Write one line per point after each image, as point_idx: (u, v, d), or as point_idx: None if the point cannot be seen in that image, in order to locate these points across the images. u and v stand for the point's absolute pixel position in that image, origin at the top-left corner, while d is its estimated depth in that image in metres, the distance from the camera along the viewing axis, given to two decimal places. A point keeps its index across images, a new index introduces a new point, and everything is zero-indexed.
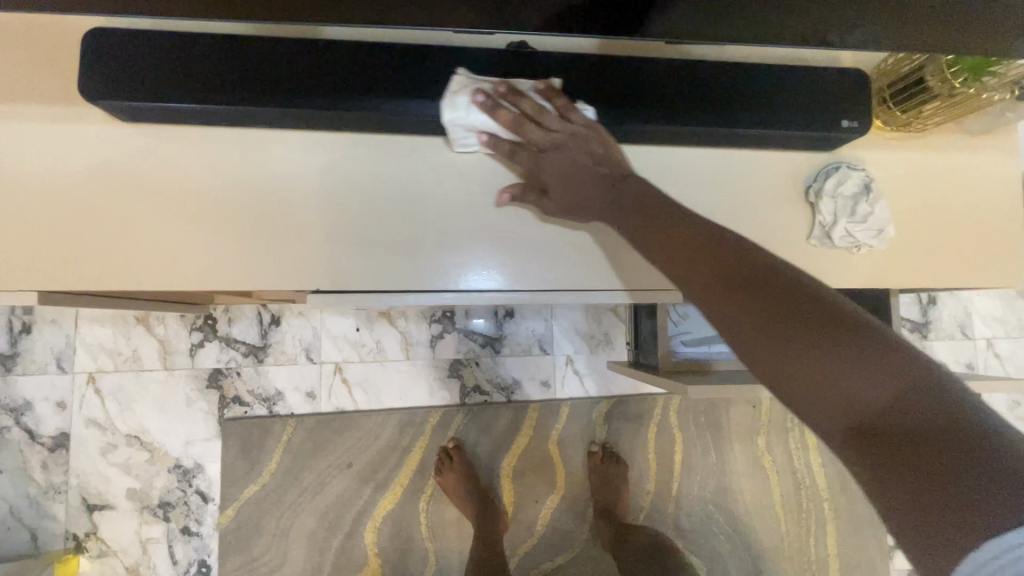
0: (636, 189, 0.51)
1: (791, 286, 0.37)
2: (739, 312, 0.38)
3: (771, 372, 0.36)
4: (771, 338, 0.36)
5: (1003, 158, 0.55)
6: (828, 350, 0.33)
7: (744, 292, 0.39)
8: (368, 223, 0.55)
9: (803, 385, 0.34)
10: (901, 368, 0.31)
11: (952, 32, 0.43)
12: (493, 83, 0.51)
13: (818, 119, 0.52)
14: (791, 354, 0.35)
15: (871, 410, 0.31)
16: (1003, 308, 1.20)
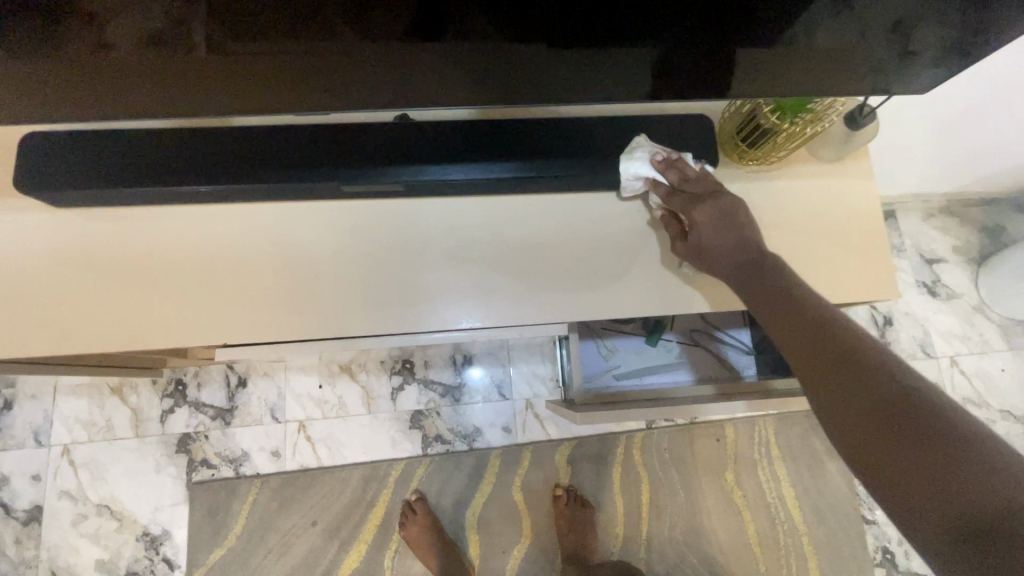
0: (751, 257, 0.55)
1: (859, 359, 0.41)
2: (825, 390, 0.42)
3: (845, 446, 0.39)
4: (848, 415, 0.39)
5: (857, 181, 0.60)
6: (892, 431, 0.36)
7: (831, 371, 0.42)
8: (281, 278, 0.60)
9: (868, 461, 0.36)
10: (944, 434, 0.34)
11: (762, 80, 0.51)
12: (381, 150, 0.58)
13: (670, 161, 0.57)
14: (859, 431, 0.37)
15: (927, 490, 0.32)
16: (961, 324, 1.21)
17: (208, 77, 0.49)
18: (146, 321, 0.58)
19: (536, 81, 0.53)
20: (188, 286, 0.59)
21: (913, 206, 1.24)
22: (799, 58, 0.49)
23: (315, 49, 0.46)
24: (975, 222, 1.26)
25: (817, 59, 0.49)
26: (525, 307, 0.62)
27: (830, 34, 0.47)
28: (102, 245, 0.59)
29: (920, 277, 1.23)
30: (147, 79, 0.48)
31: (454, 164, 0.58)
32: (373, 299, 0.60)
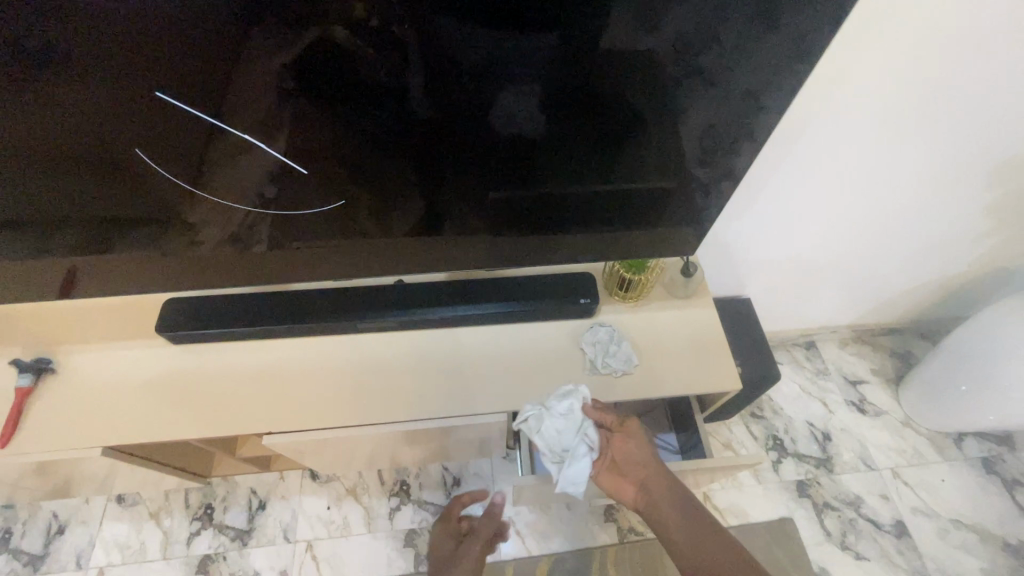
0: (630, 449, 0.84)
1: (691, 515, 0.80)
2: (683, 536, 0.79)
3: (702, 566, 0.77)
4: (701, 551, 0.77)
5: (702, 309, 0.90)
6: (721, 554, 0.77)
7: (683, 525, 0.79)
8: (314, 388, 0.87)
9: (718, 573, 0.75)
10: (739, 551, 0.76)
11: (613, 246, 0.86)
12: (384, 300, 0.89)
13: (572, 297, 0.86)
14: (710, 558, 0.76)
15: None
16: (894, 438, 1.37)
17: (302, 261, 0.85)
18: (223, 417, 0.84)
19: (478, 251, 0.87)
20: (254, 393, 0.86)
21: (828, 337, 1.51)
22: (644, 238, 0.85)
23: (369, 247, 0.84)
24: (886, 349, 1.50)
25: (654, 237, 0.86)
26: (485, 403, 0.85)
27: (658, 227, 0.84)
28: (200, 366, 0.88)
29: (847, 396, 1.43)
30: (272, 265, 0.85)
31: (439, 307, 0.87)
32: (377, 400, 0.86)
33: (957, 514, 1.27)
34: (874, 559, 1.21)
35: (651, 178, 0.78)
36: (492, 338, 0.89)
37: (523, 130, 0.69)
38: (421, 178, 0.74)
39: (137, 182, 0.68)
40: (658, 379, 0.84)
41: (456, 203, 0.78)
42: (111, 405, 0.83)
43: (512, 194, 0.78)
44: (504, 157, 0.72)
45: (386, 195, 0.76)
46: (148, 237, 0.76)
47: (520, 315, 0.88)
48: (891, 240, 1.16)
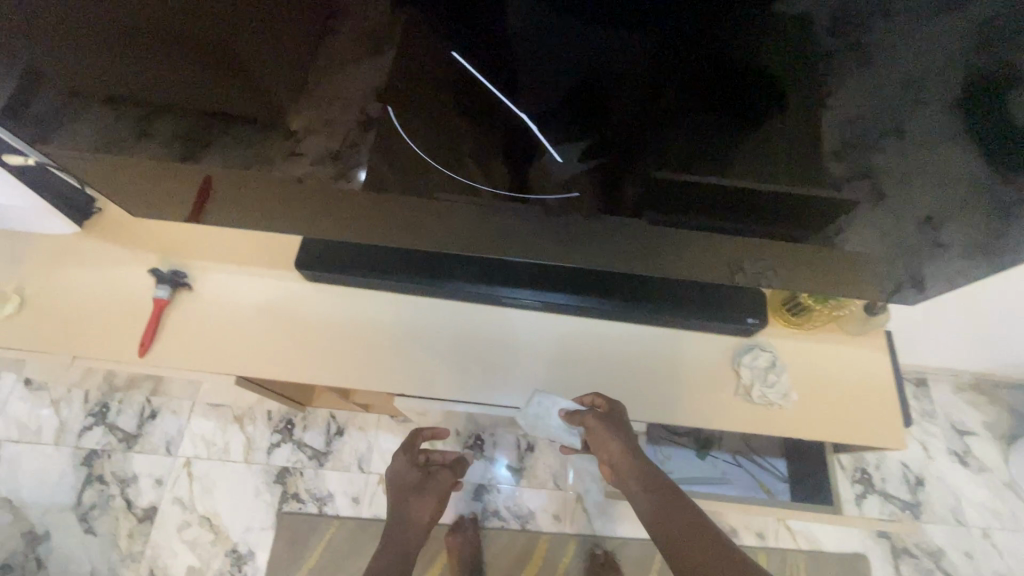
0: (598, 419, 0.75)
1: (658, 481, 0.72)
2: (651, 498, 0.71)
3: (661, 525, 0.68)
4: (667, 511, 0.68)
5: (878, 354, 0.81)
6: (682, 513, 0.68)
7: (652, 491, 0.71)
8: (436, 355, 0.82)
9: (680, 532, 0.66)
10: (694, 514, 0.67)
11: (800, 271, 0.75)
12: (527, 277, 0.82)
13: (735, 316, 0.78)
14: (676, 517, 0.67)
15: (701, 538, 0.64)
16: (992, 498, 1.29)
17: (417, 224, 0.72)
18: (325, 369, 0.80)
19: (652, 252, 0.72)
20: (348, 344, 0.82)
21: (943, 377, 1.40)
22: (814, 251, 0.68)
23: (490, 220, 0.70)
24: (1004, 403, 1.39)
25: (824, 259, 0.70)
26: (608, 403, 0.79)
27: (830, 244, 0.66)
28: (291, 315, 0.83)
29: (951, 445, 1.34)
30: (368, 221, 0.72)
31: (587, 297, 0.81)
32: (490, 382, 0.80)
33: None
34: None
35: (845, 188, 0.58)
36: (634, 337, 0.83)
37: (719, 99, 0.50)
38: (573, 138, 0.55)
39: (259, 75, 0.53)
40: (816, 421, 0.77)
41: (597, 181, 0.61)
42: (213, 358, 0.79)
43: (694, 184, 0.59)
44: (684, 131, 0.53)
45: (514, 156, 0.59)
46: (267, 154, 0.61)
47: (670, 320, 0.80)
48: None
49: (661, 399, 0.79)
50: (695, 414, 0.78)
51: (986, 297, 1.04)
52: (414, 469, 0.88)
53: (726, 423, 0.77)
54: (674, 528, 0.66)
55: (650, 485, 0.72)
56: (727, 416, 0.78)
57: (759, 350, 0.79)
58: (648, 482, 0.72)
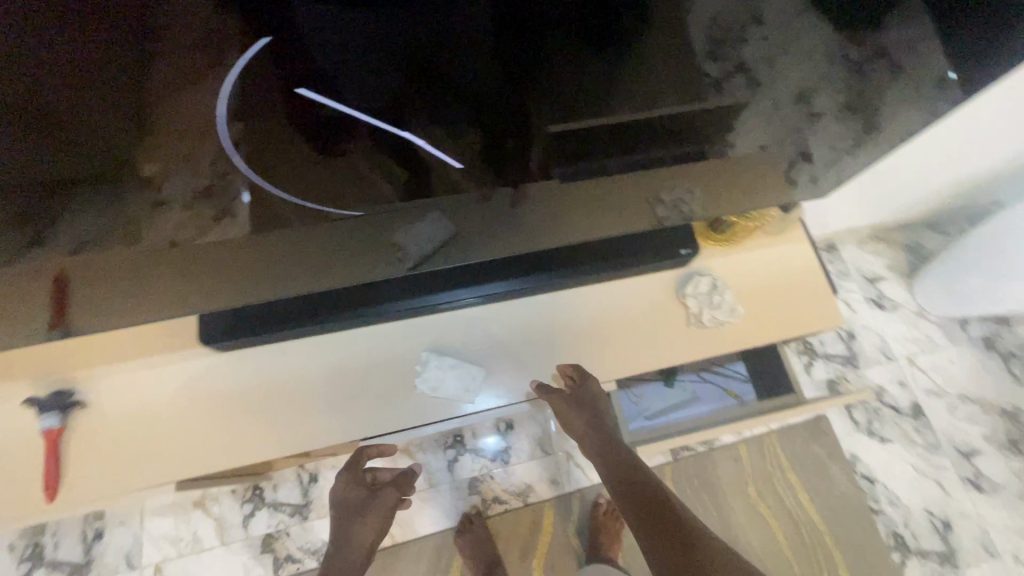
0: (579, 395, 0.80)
1: (641, 481, 0.77)
2: (631, 496, 0.76)
3: (640, 521, 0.73)
4: (647, 509, 0.74)
5: (800, 246, 0.85)
6: (657, 515, 0.72)
7: (636, 490, 0.76)
8: (388, 385, 0.78)
9: (656, 526, 0.71)
10: (672, 514, 0.72)
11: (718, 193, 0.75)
12: (458, 277, 0.78)
13: (669, 252, 0.79)
14: (654, 515, 0.73)
15: (676, 533, 0.70)
16: (909, 329, 1.45)
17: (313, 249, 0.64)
18: (250, 440, 0.74)
19: (585, 209, 0.71)
20: (271, 407, 0.75)
21: (848, 237, 1.53)
22: (725, 160, 0.68)
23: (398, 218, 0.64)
24: (899, 243, 1.55)
25: (739, 165, 0.70)
26: (581, 367, 0.80)
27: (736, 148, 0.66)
28: (200, 390, 0.74)
29: (867, 294, 1.49)
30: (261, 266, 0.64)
31: (529, 275, 0.78)
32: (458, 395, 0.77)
33: (964, 390, 1.39)
34: (895, 440, 1.34)
35: (754, 95, 0.58)
36: (580, 301, 0.82)
37: (589, 35, 0.45)
38: (480, 119, 0.51)
39: (47, 154, 0.42)
40: (761, 327, 0.82)
41: (496, 154, 0.56)
42: (119, 456, 0.71)
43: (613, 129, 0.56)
44: (557, 85, 0.49)
45: (405, 152, 0.53)
46: (119, 242, 0.52)
47: (610, 275, 0.80)
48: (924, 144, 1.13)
49: (625, 354, 0.81)
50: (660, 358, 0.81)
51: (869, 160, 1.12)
52: (358, 488, 0.89)
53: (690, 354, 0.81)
54: (655, 526, 0.72)
55: (634, 483, 0.77)
56: (688, 349, 0.81)
57: (704, 278, 0.80)
58: (627, 483, 0.78)
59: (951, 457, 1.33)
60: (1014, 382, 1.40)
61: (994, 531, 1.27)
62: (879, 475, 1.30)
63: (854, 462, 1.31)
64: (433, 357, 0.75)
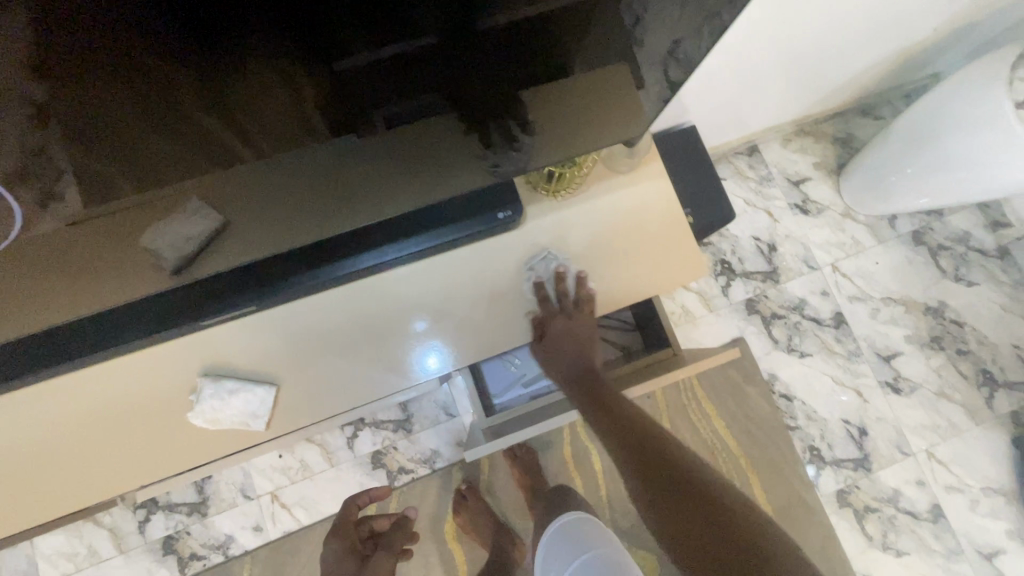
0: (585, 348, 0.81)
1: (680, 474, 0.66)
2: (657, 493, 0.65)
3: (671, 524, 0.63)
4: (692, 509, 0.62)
5: (658, 183, 0.70)
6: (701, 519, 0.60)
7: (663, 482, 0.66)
8: (176, 412, 0.68)
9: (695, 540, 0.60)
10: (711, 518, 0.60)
11: (565, 138, 0.61)
12: (233, 284, 0.65)
13: (481, 218, 0.66)
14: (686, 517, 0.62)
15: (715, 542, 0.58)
16: (834, 233, 1.34)
17: (117, 261, 0.57)
18: (15, 509, 0.67)
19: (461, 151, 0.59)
20: (32, 472, 0.67)
21: (771, 136, 1.36)
22: (582, 81, 0.54)
23: (168, 224, 0.54)
24: (828, 136, 1.38)
25: (585, 88, 0.56)
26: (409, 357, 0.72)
27: (645, 49, 0.52)
28: (19, 428, 0.65)
29: (791, 199, 1.35)
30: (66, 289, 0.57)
31: (346, 259, 0.66)
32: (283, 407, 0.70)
33: (888, 292, 1.31)
34: (815, 353, 1.28)
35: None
36: (391, 286, 0.69)
37: None
38: (338, 46, 0.40)
39: None
40: (607, 293, 0.74)
41: (377, 98, 0.47)
42: None
43: (506, 46, 0.45)
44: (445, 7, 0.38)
45: (251, 111, 0.44)
46: None
47: (416, 254, 0.67)
48: (834, 22, 0.93)
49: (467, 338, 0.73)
50: (498, 330, 0.74)
51: (772, 45, 0.93)
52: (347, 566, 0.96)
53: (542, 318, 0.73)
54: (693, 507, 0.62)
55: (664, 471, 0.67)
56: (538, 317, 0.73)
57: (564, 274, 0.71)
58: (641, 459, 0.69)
59: (871, 363, 1.28)
60: (942, 277, 1.31)
61: (909, 431, 1.25)
62: (797, 392, 1.26)
63: (772, 382, 1.26)
64: (207, 385, 0.61)
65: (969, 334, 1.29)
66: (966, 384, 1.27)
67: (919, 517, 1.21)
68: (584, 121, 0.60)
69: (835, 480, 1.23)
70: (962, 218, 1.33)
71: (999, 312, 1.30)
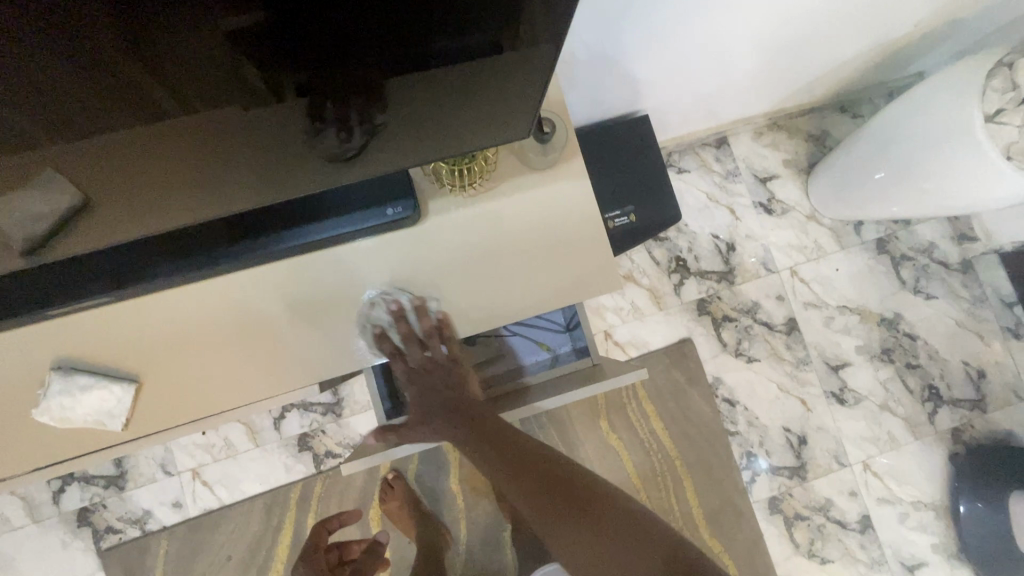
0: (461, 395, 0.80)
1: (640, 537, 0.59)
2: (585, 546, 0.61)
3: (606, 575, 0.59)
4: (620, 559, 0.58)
5: (575, 184, 0.64)
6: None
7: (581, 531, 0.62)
8: (21, 409, 0.60)
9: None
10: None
11: (477, 129, 0.53)
12: (95, 270, 0.57)
13: (373, 214, 0.59)
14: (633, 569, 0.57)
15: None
16: (797, 236, 1.29)
17: None
18: None
19: (389, 134, 0.51)
20: None
21: (741, 128, 1.29)
22: (526, 66, 0.45)
23: (5, 198, 0.45)
24: (802, 133, 1.31)
25: (526, 76, 0.47)
26: (302, 354, 0.66)
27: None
28: None
29: (756, 197, 1.29)
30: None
31: (220, 250, 0.58)
32: (147, 409, 0.63)
33: (844, 301, 1.27)
34: (763, 359, 1.25)
35: None
36: (281, 278, 0.62)
37: None
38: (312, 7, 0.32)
39: None
40: (519, 302, 0.67)
41: (342, 67, 0.40)
42: None
43: (496, 21, 0.39)
44: None
45: (189, 70, 0.36)
46: None
47: (304, 247, 0.61)
48: (806, 10, 0.85)
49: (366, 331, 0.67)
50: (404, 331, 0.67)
51: (729, 39, 0.85)
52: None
53: (464, 314, 0.67)
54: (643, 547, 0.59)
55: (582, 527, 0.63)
56: (446, 321, 0.67)
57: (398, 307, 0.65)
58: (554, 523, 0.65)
59: (819, 372, 1.25)
60: (901, 288, 1.27)
61: (848, 442, 1.23)
62: (740, 396, 1.24)
63: (716, 385, 1.23)
64: (57, 380, 0.58)
65: (920, 348, 1.26)
66: (911, 399, 1.25)
67: (847, 527, 1.21)
68: (500, 112, 0.52)
69: (768, 486, 1.22)
70: (929, 228, 1.28)
71: (953, 327, 1.27)
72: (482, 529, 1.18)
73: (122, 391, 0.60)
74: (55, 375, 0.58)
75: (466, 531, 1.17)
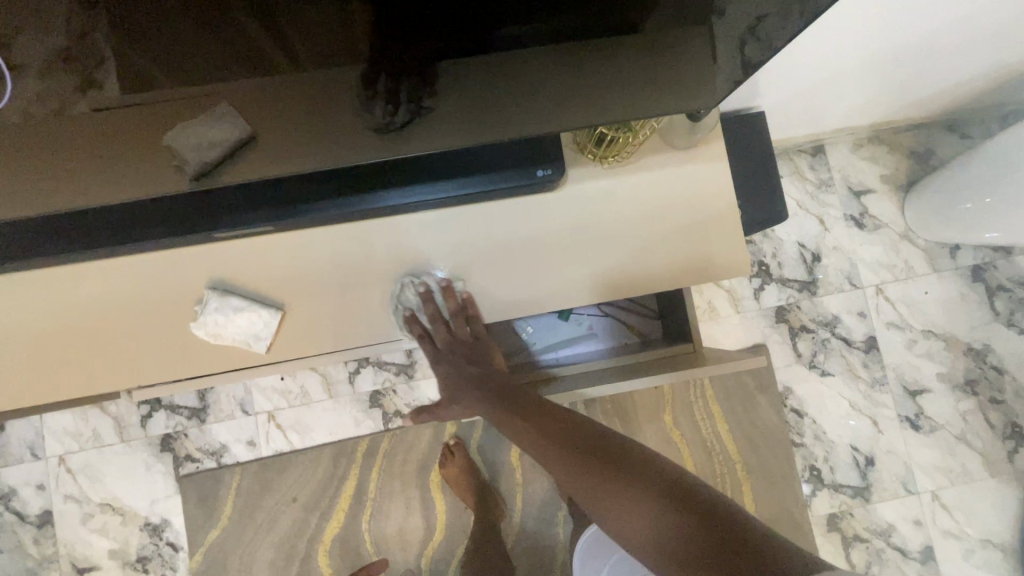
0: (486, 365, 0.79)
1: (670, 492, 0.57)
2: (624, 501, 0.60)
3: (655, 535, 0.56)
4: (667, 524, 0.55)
5: (714, 168, 0.65)
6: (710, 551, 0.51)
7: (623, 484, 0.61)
8: (179, 321, 0.66)
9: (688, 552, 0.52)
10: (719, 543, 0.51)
11: (632, 99, 0.56)
12: (254, 203, 0.62)
13: (523, 173, 0.62)
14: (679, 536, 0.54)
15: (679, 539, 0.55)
16: (887, 253, 1.26)
17: (131, 155, 0.52)
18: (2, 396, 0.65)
19: (542, 98, 0.54)
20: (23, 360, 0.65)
21: (841, 137, 1.26)
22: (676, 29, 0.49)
23: (189, 121, 0.48)
24: (904, 148, 1.27)
25: (643, 39, 0.49)
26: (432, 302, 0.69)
27: (724, 20, 0.48)
28: (16, 313, 0.63)
29: (848, 210, 1.26)
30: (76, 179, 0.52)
31: (376, 193, 0.62)
32: (288, 333, 0.68)
33: (930, 325, 1.23)
34: (837, 374, 1.22)
35: None
36: (426, 225, 0.66)
37: None
38: None
39: None
40: (642, 276, 0.68)
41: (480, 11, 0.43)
42: None
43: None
44: None
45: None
46: None
47: (451, 198, 0.63)
48: (943, 19, 0.82)
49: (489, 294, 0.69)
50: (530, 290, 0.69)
51: (861, 42, 0.84)
52: None
53: (588, 281, 0.68)
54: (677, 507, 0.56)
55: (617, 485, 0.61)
56: (568, 286, 0.68)
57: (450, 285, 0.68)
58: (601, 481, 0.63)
59: (895, 395, 1.22)
60: (992, 320, 1.22)
61: (918, 470, 1.20)
62: (810, 409, 1.22)
63: (786, 395, 1.22)
64: (214, 300, 0.63)
65: (1006, 383, 1.21)
66: (991, 434, 1.21)
67: (908, 555, 1.18)
68: (655, 83, 0.55)
69: (829, 503, 1.20)
70: None
71: None
72: (537, 505, 1.19)
73: (268, 315, 0.65)
74: (213, 295, 0.63)
75: (521, 506, 1.19)
